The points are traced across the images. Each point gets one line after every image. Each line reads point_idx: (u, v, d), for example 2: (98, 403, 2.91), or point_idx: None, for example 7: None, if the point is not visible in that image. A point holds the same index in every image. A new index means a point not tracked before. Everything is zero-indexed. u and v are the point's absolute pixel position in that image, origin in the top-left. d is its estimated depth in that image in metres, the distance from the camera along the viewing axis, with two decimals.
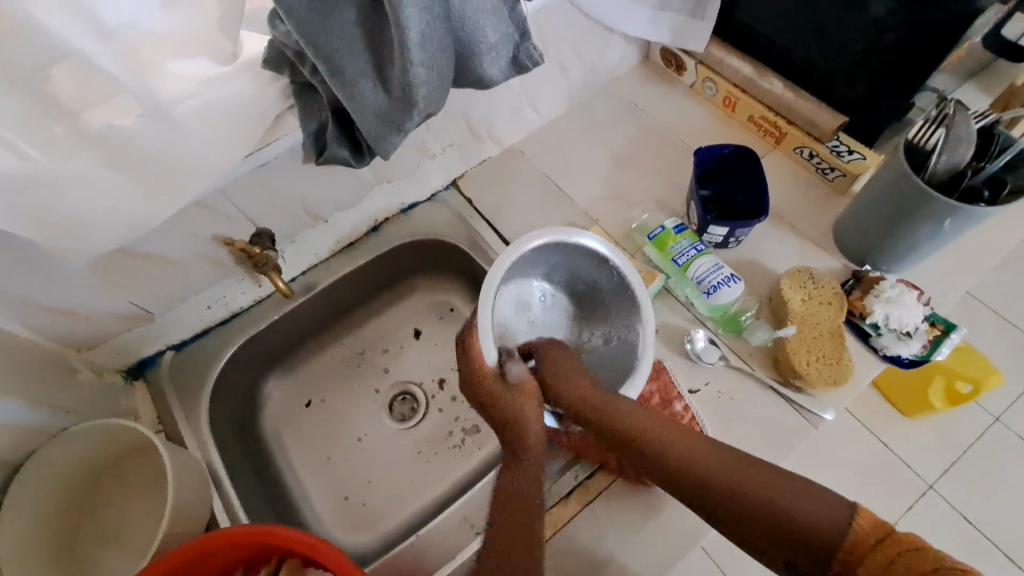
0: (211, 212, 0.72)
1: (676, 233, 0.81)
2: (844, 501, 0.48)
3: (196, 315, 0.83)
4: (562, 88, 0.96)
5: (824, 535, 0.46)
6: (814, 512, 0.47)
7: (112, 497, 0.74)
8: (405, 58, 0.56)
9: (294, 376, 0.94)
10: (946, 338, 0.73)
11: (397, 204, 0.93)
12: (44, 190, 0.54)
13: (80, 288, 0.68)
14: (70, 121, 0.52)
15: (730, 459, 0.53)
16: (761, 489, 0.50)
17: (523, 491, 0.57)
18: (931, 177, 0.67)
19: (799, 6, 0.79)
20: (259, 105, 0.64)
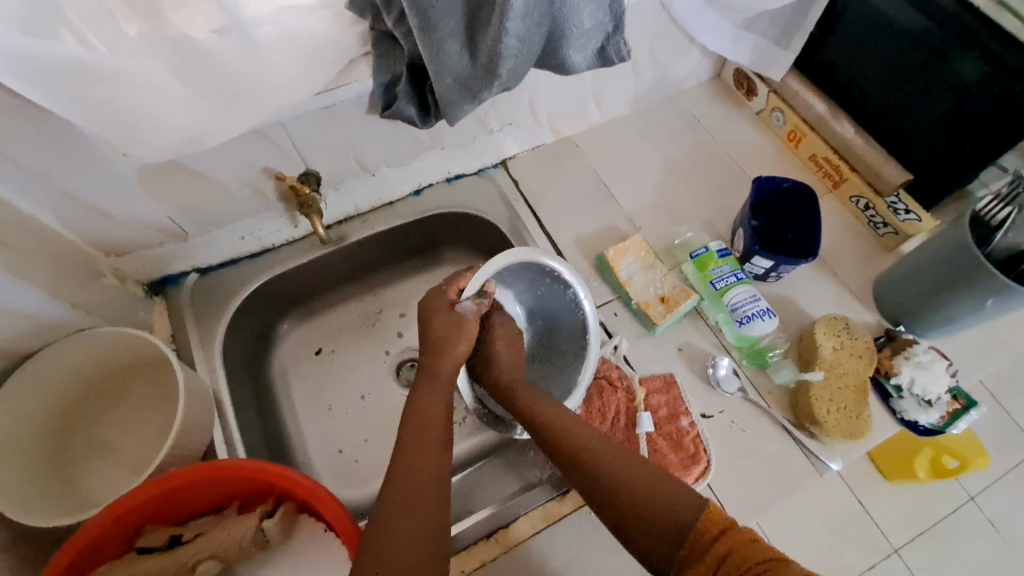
0: (266, 142, 0.70)
1: (719, 256, 0.81)
2: (701, 499, 0.49)
3: (228, 244, 0.82)
4: (631, 89, 0.95)
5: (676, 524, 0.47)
6: (674, 503, 0.49)
7: (116, 406, 0.74)
8: (502, 26, 0.54)
9: (310, 322, 0.93)
10: (965, 413, 0.72)
11: (444, 172, 0.92)
12: (104, 86, 0.53)
13: (124, 192, 0.67)
14: (151, 22, 0.52)
15: (616, 454, 0.55)
16: (635, 481, 0.52)
17: (436, 487, 0.54)
18: (992, 253, 0.67)
19: (890, 55, 0.78)
20: (337, 48, 0.62)
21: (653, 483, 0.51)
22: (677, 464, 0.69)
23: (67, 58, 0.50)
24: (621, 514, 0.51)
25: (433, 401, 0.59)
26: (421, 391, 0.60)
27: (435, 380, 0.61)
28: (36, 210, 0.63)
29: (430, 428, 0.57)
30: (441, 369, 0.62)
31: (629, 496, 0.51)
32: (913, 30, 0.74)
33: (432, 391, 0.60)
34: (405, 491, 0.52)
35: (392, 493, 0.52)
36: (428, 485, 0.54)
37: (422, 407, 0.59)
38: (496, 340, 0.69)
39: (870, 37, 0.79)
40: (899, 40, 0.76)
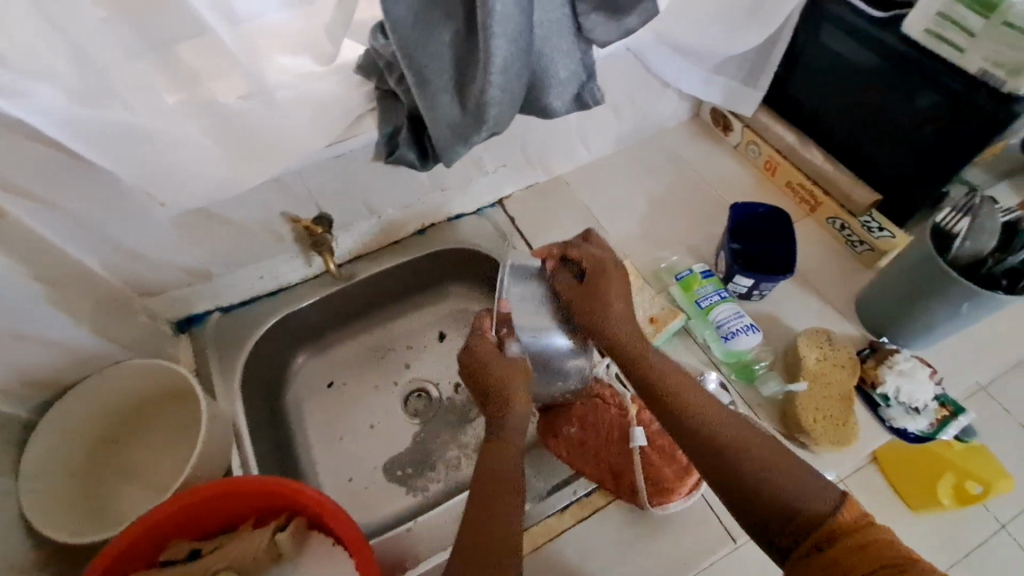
0: (284, 189, 0.79)
1: (703, 277, 0.86)
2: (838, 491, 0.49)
3: (249, 283, 0.90)
4: (615, 130, 1.03)
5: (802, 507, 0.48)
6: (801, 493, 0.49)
7: (142, 436, 0.79)
8: (485, 80, 0.61)
9: (323, 356, 0.99)
10: (954, 420, 0.73)
11: (446, 212, 1.00)
12: (150, 146, 0.61)
13: (158, 237, 0.75)
14: (188, 90, 0.59)
15: (755, 442, 0.56)
16: (760, 460, 0.54)
17: (499, 473, 0.60)
18: (955, 260, 0.70)
19: (848, 88, 0.85)
20: (344, 104, 0.71)
21: (766, 455, 0.54)
22: (671, 475, 0.71)
23: (120, 123, 0.58)
24: (743, 487, 0.53)
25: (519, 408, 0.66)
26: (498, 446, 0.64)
27: (498, 362, 0.69)
28: (83, 255, 0.71)
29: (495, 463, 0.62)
30: (512, 379, 0.68)
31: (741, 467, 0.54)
32: (863, 64, 0.81)
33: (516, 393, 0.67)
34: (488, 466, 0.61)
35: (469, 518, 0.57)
36: (498, 463, 0.62)
37: (509, 406, 0.66)
38: (613, 305, 0.71)
39: (829, 74, 0.87)
40: (853, 74, 0.83)
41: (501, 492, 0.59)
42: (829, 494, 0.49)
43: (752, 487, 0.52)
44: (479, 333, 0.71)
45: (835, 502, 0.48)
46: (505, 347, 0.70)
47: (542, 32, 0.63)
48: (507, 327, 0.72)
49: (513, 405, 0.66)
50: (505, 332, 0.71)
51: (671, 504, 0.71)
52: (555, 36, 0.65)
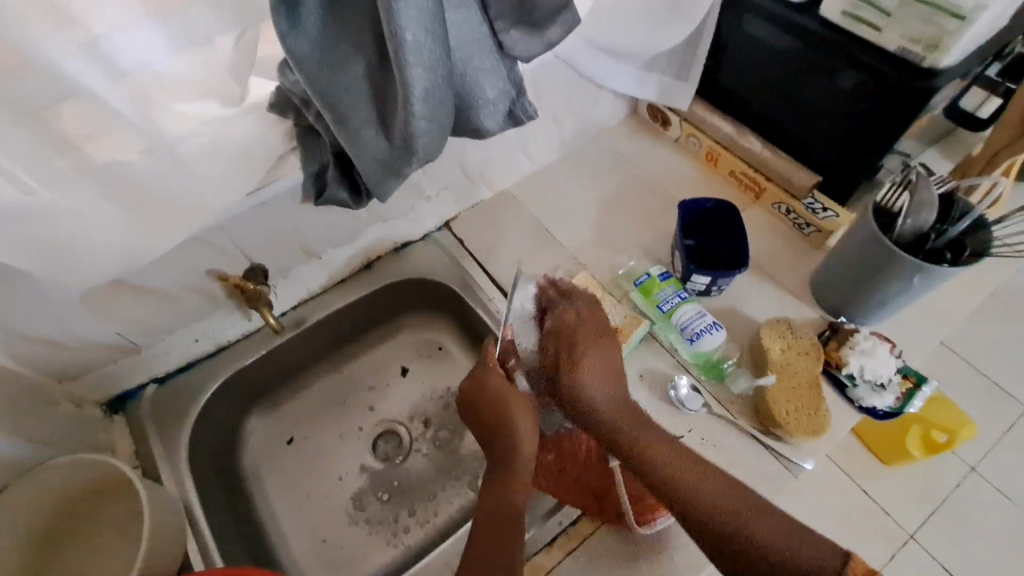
0: (207, 246, 0.72)
1: (661, 280, 0.84)
2: (842, 550, 0.52)
3: (183, 348, 0.83)
4: (554, 138, 1.00)
5: (821, 566, 0.51)
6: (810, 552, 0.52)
7: (81, 537, 0.71)
8: (408, 112, 0.58)
9: (278, 411, 0.93)
10: (918, 391, 0.75)
11: (391, 242, 0.95)
12: (42, 222, 0.54)
13: (68, 318, 0.67)
14: (74, 155, 0.53)
15: (728, 488, 0.59)
16: (748, 519, 0.56)
17: (509, 526, 0.62)
18: (899, 237, 0.71)
19: (776, 74, 0.86)
20: (263, 148, 0.66)
21: (771, 526, 0.55)
22: (654, 490, 0.70)
23: (2, 204, 0.51)
24: (751, 569, 0.54)
25: (524, 426, 0.71)
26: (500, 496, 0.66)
27: (510, 393, 0.73)
28: None
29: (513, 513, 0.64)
30: (519, 410, 0.72)
31: (761, 555, 0.54)
32: (787, 50, 0.81)
33: (518, 419, 0.71)
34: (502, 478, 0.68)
35: (485, 530, 0.62)
36: (511, 480, 0.67)
37: (514, 432, 0.70)
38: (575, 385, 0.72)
39: (756, 62, 0.87)
40: (779, 61, 0.84)
41: (506, 534, 0.61)
42: (835, 552, 0.52)
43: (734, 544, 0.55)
44: (489, 363, 0.76)
45: (842, 559, 0.51)
46: (513, 381, 0.76)
47: (463, 54, 0.60)
48: (512, 358, 0.77)
49: (517, 431, 0.71)
50: (512, 366, 0.77)
51: (659, 521, 0.68)
52: (477, 57, 0.61)
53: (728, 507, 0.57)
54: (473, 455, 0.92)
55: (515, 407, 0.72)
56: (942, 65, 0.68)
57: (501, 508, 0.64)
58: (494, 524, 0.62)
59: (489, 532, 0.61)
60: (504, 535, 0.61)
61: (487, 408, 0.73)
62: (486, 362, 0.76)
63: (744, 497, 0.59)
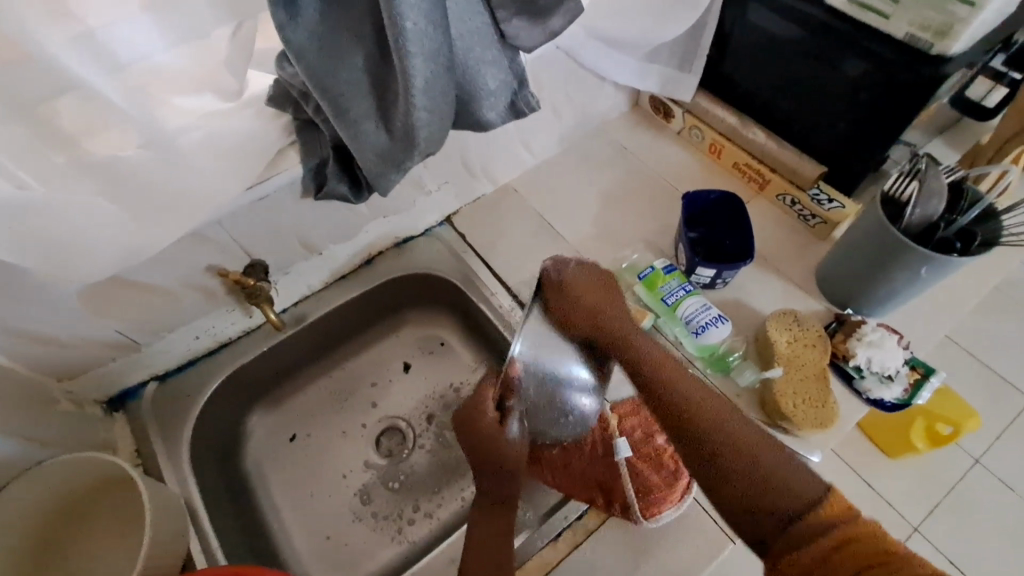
0: (205, 242, 0.72)
1: (665, 273, 0.83)
2: (822, 482, 0.47)
3: (184, 346, 0.82)
4: (556, 130, 0.99)
5: (794, 506, 0.46)
6: (793, 484, 0.47)
7: (85, 536, 0.70)
8: (409, 103, 0.57)
9: (280, 409, 0.92)
10: (927, 382, 0.74)
11: (392, 237, 0.94)
12: (39, 219, 0.53)
13: (66, 316, 0.66)
14: (70, 149, 0.52)
15: (730, 415, 0.52)
16: (750, 461, 0.49)
17: (490, 526, 0.64)
18: (907, 228, 0.70)
19: (780, 64, 0.84)
20: (263, 142, 0.65)
21: (758, 439, 0.51)
22: (659, 483, 0.69)
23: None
24: (740, 505, 0.48)
25: (513, 456, 0.67)
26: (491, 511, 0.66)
27: (501, 434, 0.67)
28: None
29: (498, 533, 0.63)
30: (509, 454, 0.67)
31: (743, 454, 0.49)
32: (792, 39, 0.80)
33: (507, 456, 0.67)
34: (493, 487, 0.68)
35: (473, 547, 0.62)
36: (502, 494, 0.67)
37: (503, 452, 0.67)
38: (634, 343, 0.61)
39: (760, 51, 0.86)
40: (783, 50, 0.83)
41: (490, 545, 0.62)
42: (815, 486, 0.47)
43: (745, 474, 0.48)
44: (483, 400, 0.68)
45: (821, 492, 0.46)
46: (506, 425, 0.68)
47: (465, 44, 0.59)
48: (514, 397, 0.68)
49: (509, 457, 0.67)
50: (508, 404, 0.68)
51: (664, 514, 0.68)
52: (479, 47, 0.60)
53: (728, 426, 0.51)
54: None
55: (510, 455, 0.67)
56: (952, 52, 0.67)
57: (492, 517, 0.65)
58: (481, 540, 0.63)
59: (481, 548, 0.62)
60: (489, 544, 0.63)
61: (479, 446, 0.67)
62: (478, 404, 0.68)
63: (745, 431, 0.51)
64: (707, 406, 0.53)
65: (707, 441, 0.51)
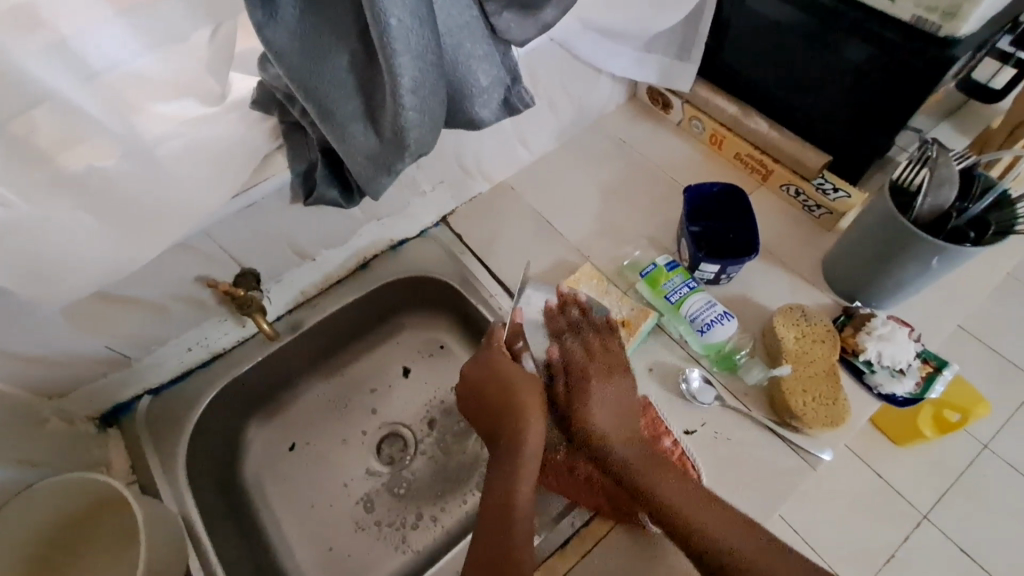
0: (193, 253, 0.69)
1: (668, 269, 0.81)
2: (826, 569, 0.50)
3: (177, 358, 0.80)
4: (552, 125, 0.97)
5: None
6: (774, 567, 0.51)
7: (81, 555, 0.69)
8: (397, 103, 0.54)
9: (278, 418, 0.91)
10: (940, 375, 0.72)
11: (387, 240, 0.92)
12: (18, 237, 0.51)
13: (52, 334, 0.65)
14: (47, 166, 0.49)
15: (736, 524, 0.55)
16: (722, 533, 0.54)
17: (508, 492, 0.61)
18: (917, 218, 0.68)
19: (782, 50, 0.82)
20: (248, 148, 0.62)
21: (765, 549, 0.53)
22: None
23: None
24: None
25: (535, 423, 0.64)
26: (501, 483, 0.62)
27: (519, 374, 0.68)
28: None
29: (508, 505, 0.60)
30: (531, 400, 0.65)
31: (738, 557, 0.52)
32: (794, 24, 0.77)
33: (530, 411, 0.64)
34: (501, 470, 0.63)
35: (490, 516, 0.60)
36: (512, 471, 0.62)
37: (524, 429, 0.63)
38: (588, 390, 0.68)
39: (760, 38, 0.83)
40: (785, 36, 0.80)
41: (507, 517, 0.59)
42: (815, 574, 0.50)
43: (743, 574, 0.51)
44: (495, 343, 0.72)
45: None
46: (519, 362, 0.71)
47: (454, 39, 0.56)
48: (520, 341, 0.73)
49: (529, 420, 0.64)
50: (521, 347, 0.72)
51: None
52: (468, 42, 0.57)
53: (712, 522, 0.55)
54: (478, 456, 0.90)
55: (529, 404, 0.65)
56: (962, 33, 0.64)
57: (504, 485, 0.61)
58: (496, 509, 0.60)
59: (498, 520, 0.59)
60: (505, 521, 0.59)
61: (493, 398, 0.67)
62: (492, 342, 0.72)
63: (732, 517, 0.56)
64: (700, 512, 0.57)
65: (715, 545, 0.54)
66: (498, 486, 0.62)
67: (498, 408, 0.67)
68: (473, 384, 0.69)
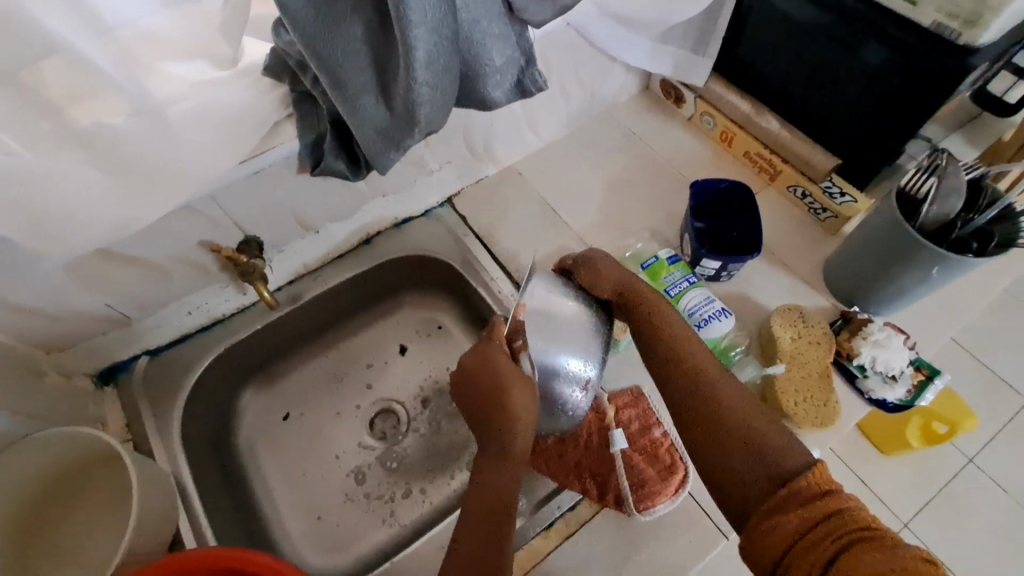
0: (197, 217, 0.69)
1: (669, 263, 0.81)
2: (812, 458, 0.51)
3: (176, 321, 0.81)
4: (563, 112, 0.96)
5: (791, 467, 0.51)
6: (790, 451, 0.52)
7: (73, 509, 0.70)
8: (410, 77, 0.54)
9: (273, 387, 0.91)
10: (930, 383, 0.73)
11: (390, 218, 0.92)
12: (26, 187, 0.51)
13: (54, 289, 0.65)
14: (54, 118, 0.49)
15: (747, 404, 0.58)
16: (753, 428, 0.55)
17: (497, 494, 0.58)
18: (922, 226, 0.68)
19: (799, 49, 0.81)
20: (257, 114, 0.62)
21: (783, 440, 0.54)
22: (655, 476, 0.68)
23: None
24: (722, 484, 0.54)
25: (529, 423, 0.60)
26: (490, 478, 0.59)
27: (513, 373, 0.60)
28: None
29: (501, 500, 0.57)
30: (526, 397, 0.60)
31: (758, 446, 0.54)
32: (814, 23, 0.77)
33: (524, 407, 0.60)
34: (491, 455, 0.61)
35: (475, 516, 0.56)
36: (503, 451, 0.60)
37: (515, 425, 0.59)
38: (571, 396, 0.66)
39: (778, 35, 0.83)
40: (803, 35, 0.79)
41: (495, 517, 0.56)
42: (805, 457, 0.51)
43: (757, 465, 0.52)
44: (495, 336, 0.63)
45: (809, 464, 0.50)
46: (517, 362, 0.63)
47: (470, 16, 0.56)
48: (521, 338, 0.63)
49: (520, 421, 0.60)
50: (521, 346, 0.63)
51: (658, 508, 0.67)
52: (485, 19, 0.57)
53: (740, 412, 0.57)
54: (466, 438, 0.91)
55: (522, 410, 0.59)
56: (981, 41, 0.64)
57: (489, 489, 0.58)
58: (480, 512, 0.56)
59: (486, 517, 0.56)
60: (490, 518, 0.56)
61: (487, 382, 0.61)
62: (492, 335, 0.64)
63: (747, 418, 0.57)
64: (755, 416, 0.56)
65: (732, 466, 0.54)
66: (486, 477, 0.59)
67: (491, 407, 0.61)
68: (466, 377, 0.62)
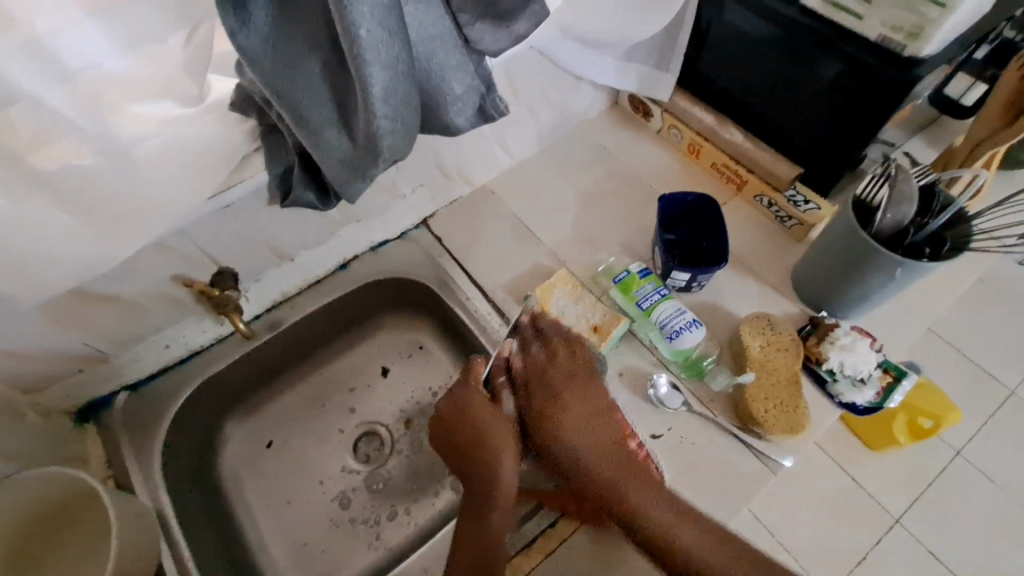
0: (169, 251, 0.70)
1: (641, 276, 0.83)
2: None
3: (155, 355, 0.81)
4: (533, 131, 0.98)
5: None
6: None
7: (54, 549, 0.70)
8: (370, 111, 0.55)
9: (256, 415, 0.92)
10: (898, 385, 0.74)
11: (367, 242, 0.93)
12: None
13: (30, 330, 0.65)
14: (19, 165, 0.50)
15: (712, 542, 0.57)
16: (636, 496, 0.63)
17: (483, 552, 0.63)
18: (879, 233, 0.70)
19: (756, 63, 0.84)
20: (225, 148, 0.63)
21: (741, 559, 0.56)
22: None
23: None
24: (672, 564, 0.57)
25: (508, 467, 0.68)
26: (478, 522, 0.66)
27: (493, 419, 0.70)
28: None
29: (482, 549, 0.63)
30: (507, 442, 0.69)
31: (698, 527, 0.59)
32: (769, 38, 0.79)
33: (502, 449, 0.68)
34: (472, 481, 0.69)
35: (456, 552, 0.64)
36: (490, 486, 0.67)
37: (496, 463, 0.68)
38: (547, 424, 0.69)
39: (737, 50, 0.85)
40: (761, 49, 0.81)
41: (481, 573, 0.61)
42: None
43: (644, 529, 0.60)
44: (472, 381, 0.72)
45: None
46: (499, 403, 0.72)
47: (426, 49, 0.57)
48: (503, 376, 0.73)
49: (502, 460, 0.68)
50: None
51: None
52: (442, 51, 0.59)
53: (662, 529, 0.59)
54: None
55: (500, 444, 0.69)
56: (925, 53, 0.66)
57: (474, 534, 0.65)
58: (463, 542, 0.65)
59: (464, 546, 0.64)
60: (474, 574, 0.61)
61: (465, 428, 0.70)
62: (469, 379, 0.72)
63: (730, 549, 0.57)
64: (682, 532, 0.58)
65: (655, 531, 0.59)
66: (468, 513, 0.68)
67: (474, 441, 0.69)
68: (449, 418, 0.71)
